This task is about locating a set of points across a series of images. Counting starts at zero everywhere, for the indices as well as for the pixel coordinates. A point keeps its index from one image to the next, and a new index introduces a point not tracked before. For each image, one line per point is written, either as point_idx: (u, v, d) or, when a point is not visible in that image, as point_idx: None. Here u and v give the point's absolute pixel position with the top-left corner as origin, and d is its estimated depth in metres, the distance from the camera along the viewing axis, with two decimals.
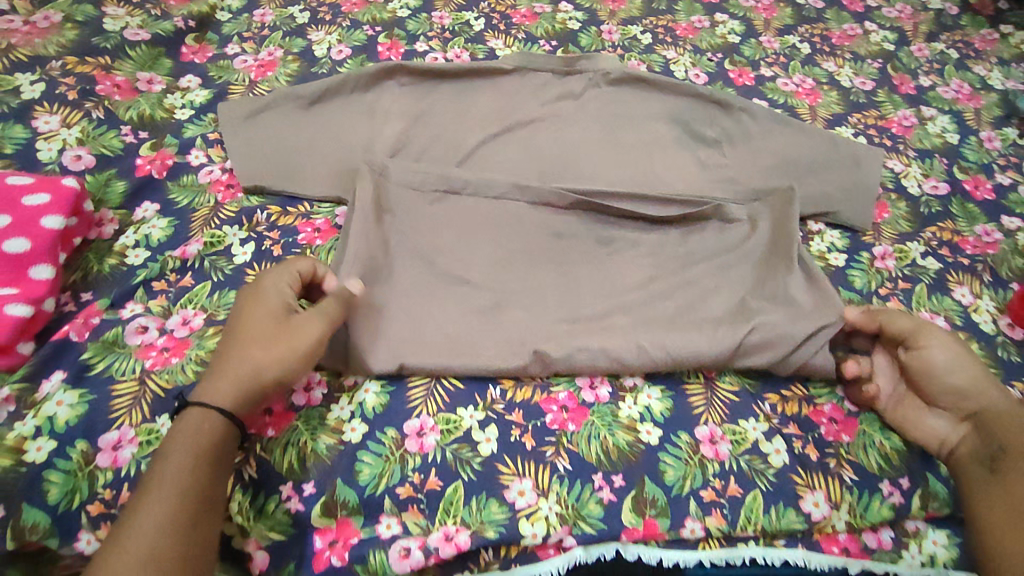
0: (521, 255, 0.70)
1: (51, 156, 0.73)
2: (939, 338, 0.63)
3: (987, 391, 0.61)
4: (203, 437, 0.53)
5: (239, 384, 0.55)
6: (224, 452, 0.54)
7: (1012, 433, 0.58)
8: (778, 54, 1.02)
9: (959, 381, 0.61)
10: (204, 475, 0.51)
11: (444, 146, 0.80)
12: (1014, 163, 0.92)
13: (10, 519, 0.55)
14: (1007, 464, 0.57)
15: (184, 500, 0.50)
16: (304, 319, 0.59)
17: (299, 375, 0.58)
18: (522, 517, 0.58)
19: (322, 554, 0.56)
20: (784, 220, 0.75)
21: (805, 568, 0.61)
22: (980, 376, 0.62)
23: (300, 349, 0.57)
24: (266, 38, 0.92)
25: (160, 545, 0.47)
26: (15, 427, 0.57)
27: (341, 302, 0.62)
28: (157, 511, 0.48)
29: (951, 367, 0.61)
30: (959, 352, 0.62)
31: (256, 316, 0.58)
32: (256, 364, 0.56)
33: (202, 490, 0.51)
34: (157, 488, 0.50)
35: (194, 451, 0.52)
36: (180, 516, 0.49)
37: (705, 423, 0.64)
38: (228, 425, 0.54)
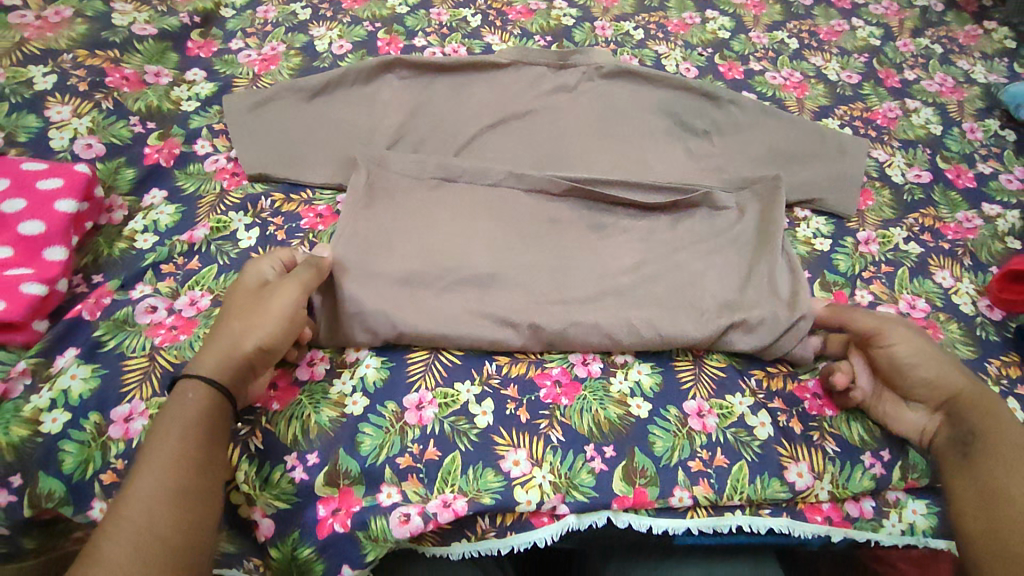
0: (516, 238, 0.73)
1: (63, 145, 0.77)
2: (900, 333, 0.64)
3: (955, 381, 0.62)
4: (188, 407, 0.55)
5: (220, 354, 0.57)
6: (215, 421, 0.55)
7: (982, 418, 0.60)
8: (767, 49, 1.04)
9: (924, 372, 0.62)
10: (193, 444, 0.53)
11: (442, 137, 0.83)
12: (995, 153, 0.95)
13: (28, 487, 0.58)
14: (980, 449, 0.58)
15: (175, 468, 0.51)
16: (276, 289, 0.62)
17: (280, 342, 0.60)
18: (516, 485, 0.60)
19: (325, 521, 0.59)
20: (769, 212, 0.77)
21: (789, 535, 0.64)
22: (947, 367, 0.63)
23: (275, 314, 0.60)
24: (269, 33, 0.95)
25: (154, 513, 0.49)
26: (32, 400, 0.60)
27: (313, 270, 0.65)
28: (148, 482, 0.50)
29: (917, 361, 0.63)
30: (921, 344, 0.64)
31: (237, 299, 0.62)
32: (234, 333, 0.59)
33: (195, 458, 0.53)
34: (149, 460, 0.51)
35: (184, 422, 0.54)
36: (173, 485, 0.51)
37: (693, 397, 0.66)
38: (211, 391, 0.56)
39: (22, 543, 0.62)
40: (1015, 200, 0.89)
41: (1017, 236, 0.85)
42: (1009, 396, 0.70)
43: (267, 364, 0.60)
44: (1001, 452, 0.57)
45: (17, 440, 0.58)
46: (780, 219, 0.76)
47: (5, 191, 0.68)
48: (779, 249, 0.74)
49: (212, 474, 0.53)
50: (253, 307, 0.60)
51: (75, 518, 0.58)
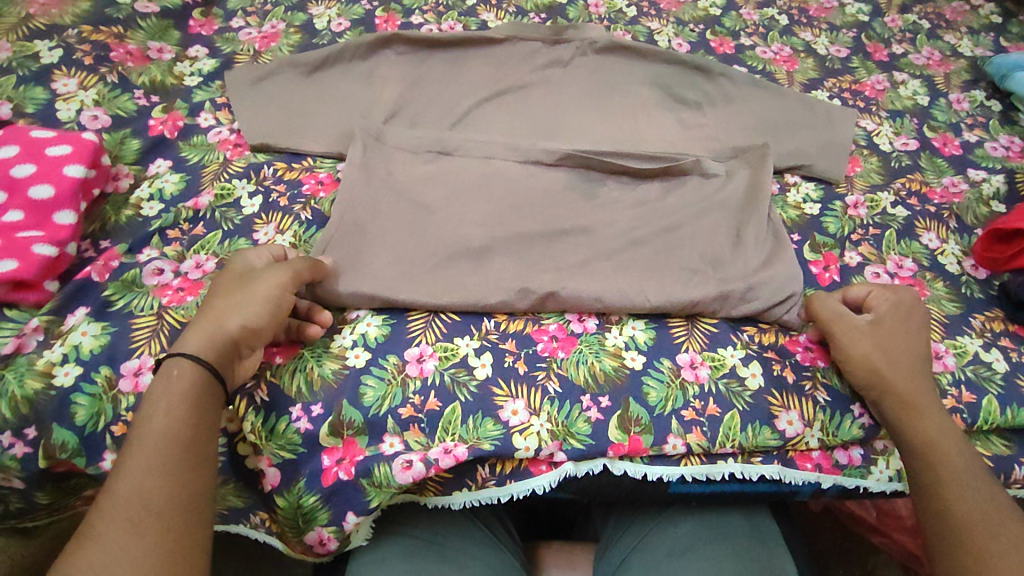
0: (511, 202, 0.75)
1: (70, 116, 0.79)
2: (850, 337, 0.65)
3: (896, 375, 0.63)
4: (174, 384, 0.54)
5: (206, 332, 0.57)
6: (201, 395, 0.54)
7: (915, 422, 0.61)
8: (757, 25, 1.06)
9: (870, 372, 0.63)
10: (181, 419, 0.52)
11: (438, 109, 0.84)
12: (981, 123, 0.97)
13: (43, 438, 0.60)
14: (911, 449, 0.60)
15: (164, 448, 0.50)
16: (263, 274, 0.61)
17: (266, 324, 0.59)
18: (515, 432, 0.63)
19: (330, 470, 0.61)
20: (758, 175, 0.79)
21: (780, 482, 0.65)
22: (894, 359, 0.63)
23: (259, 297, 0.59)
24: (269, 12, 0.96)
25: (146, 489, 0.49)
26: (45, 355, 0.63)
27: (310, 266, 0.64)
28: (137, 462, 0.50)
29: (853, 363, 0.64)
30: (874, 343, 0.64)
31: (225, 284, 0.61)
32: (218, 312, 0.58)
33: (181, 432, 0.52)
34: (138, 440, 0.51)
35: (170, 399, 0.53)
36: (162, 462, 0.50)
37: (686, 350, 0.69)
38: (197, 369, 0.55)
39: (37, 496, 0.64)
40: (1000, 166, 0.91)
41: (1002, 200, 0.87)
42: (992, 347, 0.72)
43: (252, 344, 0.60)
44: (929, 442, 0.59)
45: (31, 393, 0.61)
46: (769, 182, 0.78)
47: (15, 157, 0.70)
48: (766, 208, 0.77)
49: (203, 449, 0.52)
50: (240, 290, 0.60)
51: (87, 469, 0.61)
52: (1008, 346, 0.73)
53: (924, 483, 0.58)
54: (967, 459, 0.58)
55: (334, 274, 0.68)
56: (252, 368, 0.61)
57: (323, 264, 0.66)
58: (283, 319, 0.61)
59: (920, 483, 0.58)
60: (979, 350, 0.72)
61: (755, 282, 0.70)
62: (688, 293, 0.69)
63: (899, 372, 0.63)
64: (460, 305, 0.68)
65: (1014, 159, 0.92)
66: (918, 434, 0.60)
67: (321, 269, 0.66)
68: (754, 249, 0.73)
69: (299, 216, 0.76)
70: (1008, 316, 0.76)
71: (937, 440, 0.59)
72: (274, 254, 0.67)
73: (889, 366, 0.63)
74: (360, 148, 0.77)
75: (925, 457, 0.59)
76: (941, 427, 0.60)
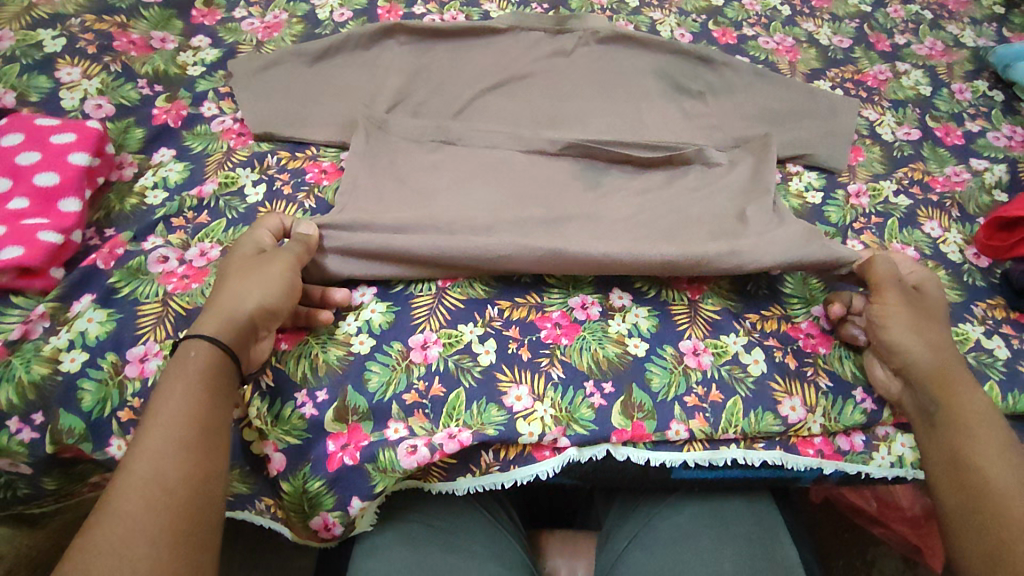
0: (514, 191, 0.75)
1: (74, 105, 0.80)
2: (895, 300, 0.65)
3: (934, 348, 0.62)
4: (191, 365, 0.54)
5: (223, 313, 0.57)
6: (217, 378, 0.54)
7: (952, 392, 0.59)
8: (760, 16, 1.06)
9: (908, 337, 0.62)
10: (197, 401, 0.52)
11: (441, 98, 0.84)
12: (983, 113, 0.97)
13: (50, 423, 0.61)
14: (943, 420, 0.58)
15: (181, 428, 0.50)
16: (273, 257, 0.62)
17: (283, 304, 0.60)
18: (519, 417, 0.63)
19: (335, 455, 0.62)
20: (761, 162, 0.79)
21: (782, 468, 0.66)
22: (930, 329, 0.63)
23: (276, 278, 0.60)
24: (272, 2, 0.96)
25: (161, 468, 0.48)
26: (51, 341, 0.63)
27: (302, 245, 0.65)
28: (154, 440, 0.49)
29: (895, 323, 0.63)
30: (915, 311, 0.64)
31: (233, 265, 0.62)
32: (235, 293, 0.59)
33: (198, 414, 0.52)
34: (154, 419, 0.51)
35: (186, 380, 0.53)
36: (178, 441, 0.50)
37: (688, 337, 0.69)
38: (215, 350, 0.55)
39: (44, 482, 0.64)
40: (1002, 155, 0.91)
41: (1004, 189, 0.87)
42: (993, 335, 0.73)
43: (268, 326, 0.60)
44: (963, 417, 0.57)
45: (38, 378, 0.61)
46: (771, 169, 0.78)
47: (19, 145, 0.70)
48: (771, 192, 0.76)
49: (218, 432, 0.52)
50: (250, 273, 0.61)
51: (94, 454, 0.62)
52: (1009, 333, 0.73)
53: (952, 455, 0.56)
54: (998, 435, 0.56)
55: (340, 261, 0.68)
56: (266, 352, 0.62)
57: (313, 237, 0.66)
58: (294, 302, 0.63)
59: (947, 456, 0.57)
60: (980, 337, 0.72)
61: (768, 248, 0.69)
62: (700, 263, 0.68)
63: (936, 345, 0.62)
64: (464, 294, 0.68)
65: (1016, 148, 0.92)
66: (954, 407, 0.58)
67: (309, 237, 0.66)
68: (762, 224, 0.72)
69: (303, 204, 0.76)
70: (1010, 304, 0.76)
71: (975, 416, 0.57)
72: (272, 230, 0.67)
73: (927, 332, 0.63)
74: (364, 136, 0.77)
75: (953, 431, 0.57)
76: (980, 406, 0.58)
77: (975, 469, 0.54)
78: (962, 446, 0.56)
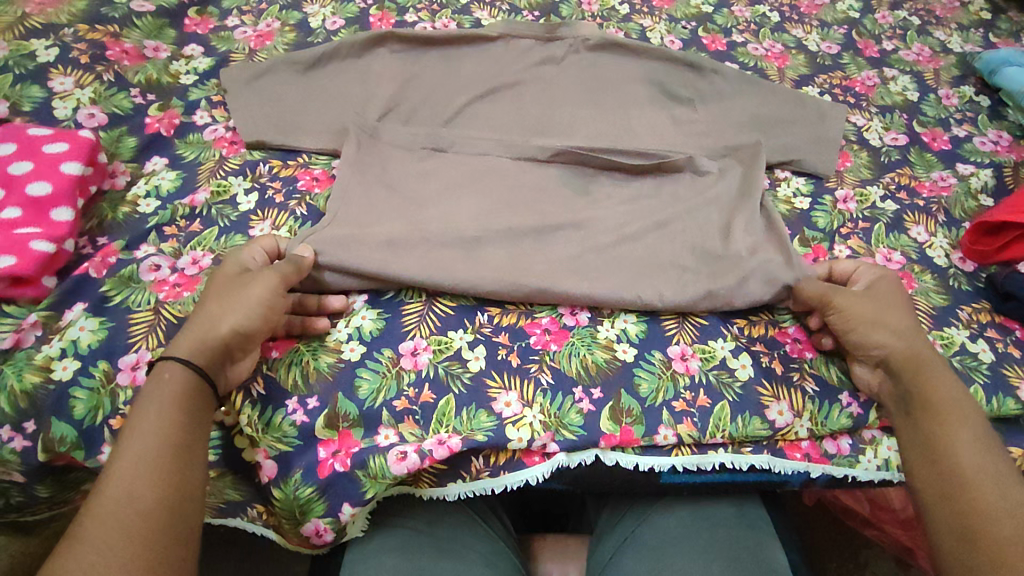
0: (503, 198, 0.76)
1: (66, 114, 0.80)
2: (849, 300, 0.66)
3: (900, 339, 0.63)
4: (166, 387, 0.54)
5: (197, 335, 0.58)
6: (192, 399, 0.55)
7: (922, 377, 0.61)
8: (749, 22, 1.07)
9: (871, 334, 0.64)
10: (173, 422, 0.53)
11: (432, 106, 0.85)
12: (970, 118, 0.98)
13: (42, 431, 0.61)
14: (916, 406, 0.60)
15: (156, 449, 0.51)
16: (256, 276, 0.62)
17: (259, 328, 0.60)
18: (508, 423, 0.63)
19: (325, 462, 0.62)
20: (751, 171, 0.80)
21: (769, 471, 0.66)
22: (887, 320, 0.64)
23: (254, 299, 0.60)
24: (264, 11, 0.97)
25: (135, 489, 0.49)
26: (44, 349, 0.63)
27: (295, 267, 0.65)
28: (130, 462, 0.50)
29: (853, 326, 0.65)
30: (872, 307, 0.65)
31: (218, 282, 0.62)
32: (212, 314, 0.59)
33: (172, 434, 0.52)
34: (128, 442, 0.51)
35: (160, 401, 0.54)
36: (155, 461, 0.50)
37: (676, 343, 0.70)
38: (190, 373, 0.56)
39: (37, 490, 0.65)
40: (988, 160, 0.92)
41: (990, 194, 0.88)
42: (978, 338, 0.74)
43: (245, 348, 0.60)
44: (935, 404, 0.59)
45: (30, 387, 0.61)
46: (761, 177, 0.79)
47: (12, 155, 0.71)
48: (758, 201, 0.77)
49: (194, 451, 0.53)
50: (231, 291, 0.61)
51: (87, 462, 0.62)
52: (993, 337, 0.74)
53: (927, 442, 0.58)
54: (965, 421, 0.57)
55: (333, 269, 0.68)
56: (246, 370, 0.62)
57: (306, 259, 0.66)
58: (276, 321, 0.62)
59: (923, 442, 0.58)
60: (965, 341, 0.73)
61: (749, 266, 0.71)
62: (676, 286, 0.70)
63: (904, 337, 0.63)
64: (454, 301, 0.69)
65: (1002, 153, 0.93)
66: (924, 394, 0.60)
67: (305, 262, 0.66)
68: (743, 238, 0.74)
69: (294, 212, 0.76)
70: (995, 307, 0.77)
71: (943, 401, 0.59)
72: (265, 249, 0.68)
73: (885, 324, 0.64)
74: (354, 145, 0.78)
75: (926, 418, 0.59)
76: (955, 395, 0.59)
77: (947, 455, 0.56)
78: (939, 438, 0.57)
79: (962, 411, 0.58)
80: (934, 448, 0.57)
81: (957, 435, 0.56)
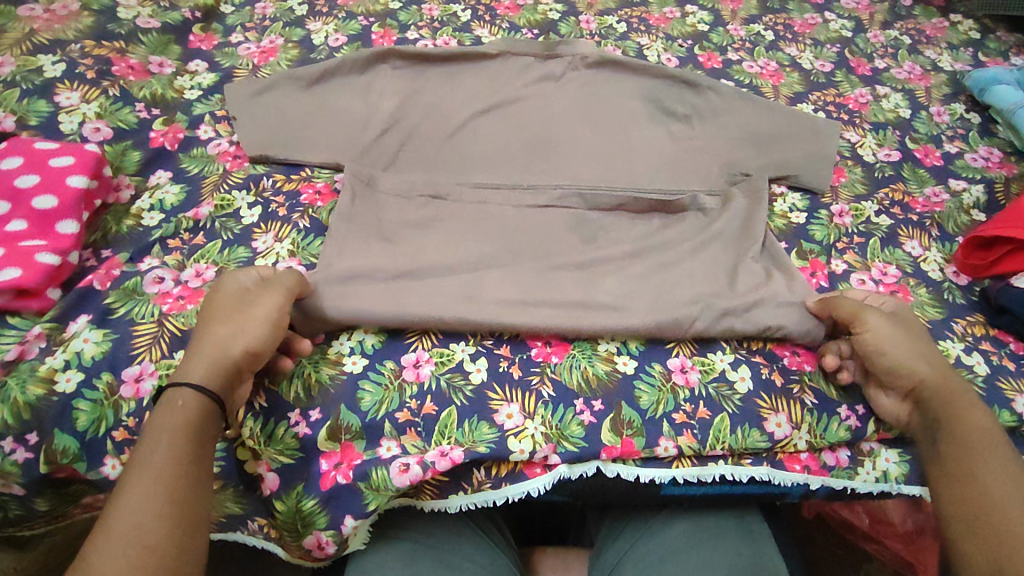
0: (502, 216, 0.77)
1: (72, 128, 0.81)
2: (878, 324, 0.65)
3: (927, 365, 0.63)
4: (178, 414, 0.54)
5: (210, 359, 0.57)
6: (203, 425, 0.54)
7: (951, 406, 0.60)
8: (744, 41, 1.09)
9: (898, 356, 0.63)
10: (184, 453, 0.52)
11: (433, 122, 0.86)
12: (961, 135, 1.00)
13: (44, 444, 0.61)
14: (945, 433, 0.59)
15: (165, 480, 0.50)
16: (262, 298, 0.62)
17: (267, 347, 0.61)
18: (509, 436, 0.64)
19: (328, 474, 0.62)
20: (755, 205, 0.80)
21: (770, 483, 0.67)
22: (916, 349, 0.64)
23: (262, 320, 0.60)
24: (268, 28, 0.99)
25: (142, 525, 0.48)
26: (47, 361, 0.64)
27: (296, 278, 0.66)
28: (138, 495, 0.49)
29: (886, 349, 0.64)
30: (898, 332, 0.65)
31: (218, 303, 0.62)
32: (220, 336, 0.59)
33: (182, 465, 0.52)
34: (138, 473, 0.50)
35: (172, 429, 0.53)
36: (165, 493, 0.50)
37: (676, 355, 0.71)
38: (202, 398, 0.55)
39: (37, 503, 0.64)
40: (980, 176, 0.94)
41: (982, 209, 0.90)
42: (973, 351, 0.75)
43: (252, 368, 0.61)
44: (965, 434, 0.58)
45: (33, 399, 0.62)
46: (763, 212, 0.79)
47: (18, 168, 0.71)
48: (761, 239, 0.78)
49: (201, 482, 0.52)
50: (238, 313, 0.61)
51: (88, 474, 0.62)
52: (988, 350, 0.75)
53: (955, 468, 0.57)
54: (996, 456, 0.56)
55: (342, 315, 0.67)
56: (247, 392, 0.61)
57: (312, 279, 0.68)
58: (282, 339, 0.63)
59: (951, 468, 0.57)
60: (961, 353, 0.74)
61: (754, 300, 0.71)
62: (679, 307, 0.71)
63: (932, 363, 0.63)
64: (460, 326, 0.69)
65: (993, 169, 0.95)
66: (951, 423, 0.60)
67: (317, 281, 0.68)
68: (750, 280, 0.74)
69: (297, 224, 0.77)
70: (988, 321, 0.78)
71: (973, 428, 0.59)
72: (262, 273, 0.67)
73: (916, 352, 0.64)
74: (349, 196, 0.77)
75: (953, 445, 0.58)
76: (983, 425, 0.59)
77: (974, 480, 0.55)
78: (963, 463, 0.57)
79: (992, 441, 0.58)
80: (960, 474, 0.56)
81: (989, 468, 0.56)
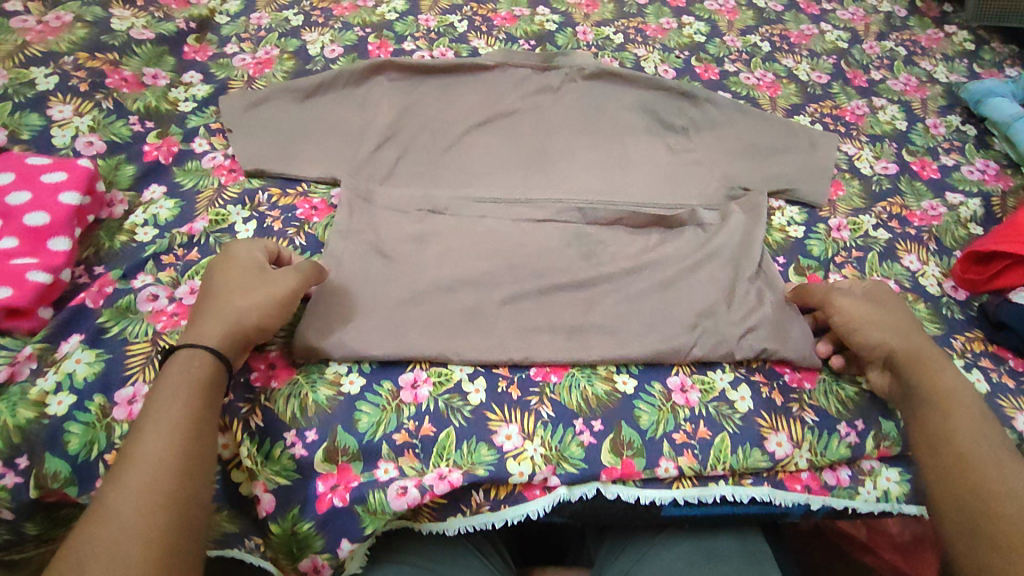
0: (500, 233, 0.77)
1: (65, 142, 0.80)
2: (846, 303, 0.67)
3: (901, 337, 0.64)
4: (194, 374, 0.54)
5: (225, 325, 0.58)
6: (214, 387, 0.55)
7: (926, 373, 0.61)
8: (741, 52, 1.09)
9: (869, 332, 0.65)
10: (197, 411, 0.52)
11: (431, 135, 0.85)
12: (956, 147, 1.00)
13: (34, 468, 0.60)
14: (920, 399, 0.60)
15: (174, 435, 0.50)
16: (278, 275, 0.63)
17: (276, 323, 0.62)
18: (509, 457, 0.63)
19: (324, 497, 0.62)
20: (754, 221, 0.81)
21: (771, 504, 0.66)
22: (891, 321, 0.65)
23: (277, 297, 0.61)
24: (263, 38, 0.98)
25: (158, 471, 0.48)
26: (38, 383, 0.63)
27: (316, 268, 0.67)
28: (152, 445, 0.49)
29: (859, 325, 0.65)
30: (870, 307, 0.66)
31: (235, 274, 0.62)
32: (238, 308, 0.59)
33: (192, 421, 0.52)
34: (151, 424, 0.50)
35: (185, 386, 0.53)
36: (178, 444, 0.50)
37: (676, 373, 0.70)
38: (213, 360, 0.56)
39: (26, 528, 0.63)
40: (976, 189, 0.94)
41: (979, 222, 0.90)
42: (972, 368, 0.74)
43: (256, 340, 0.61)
44: (942, 396, 0.59)
45: (24, 422, 0.61)
46: (761, 231, 0.79)
47: (10, 184, 0.70)
48: (758, 259, 0.78)
49: (210, 438, 0.52)
50: (254, 285, 0.61)
51: (79, 498, 0.61)
52: (987, 367, 0.75)
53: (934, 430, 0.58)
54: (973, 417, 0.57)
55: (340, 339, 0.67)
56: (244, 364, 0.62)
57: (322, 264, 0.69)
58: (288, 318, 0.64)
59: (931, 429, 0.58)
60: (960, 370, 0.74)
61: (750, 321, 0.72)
62: (679, 326, 0.71)
63: (905, 333, 0.64)
64: (459, 346, 0.68)
65: (989, 182, 0.95)
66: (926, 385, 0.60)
67: (324, 271, 0.69)
68: (748, 300, 0.74)
69: (293, 240, 0.76)
70: (986, 337, 0.78)
71: (949, 390, 0.59)
72: (269, 248, 0.67)
73: (891, 322, 0.65)
74: (347, 211, 0.76)
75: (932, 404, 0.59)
76: (956, 387, 0.60)
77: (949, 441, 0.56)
78: (940, 425, 0.57)
79: (965, 400, 0.58)
80: (938, 435, 0.57)
81: (963, 431, 0.56)
